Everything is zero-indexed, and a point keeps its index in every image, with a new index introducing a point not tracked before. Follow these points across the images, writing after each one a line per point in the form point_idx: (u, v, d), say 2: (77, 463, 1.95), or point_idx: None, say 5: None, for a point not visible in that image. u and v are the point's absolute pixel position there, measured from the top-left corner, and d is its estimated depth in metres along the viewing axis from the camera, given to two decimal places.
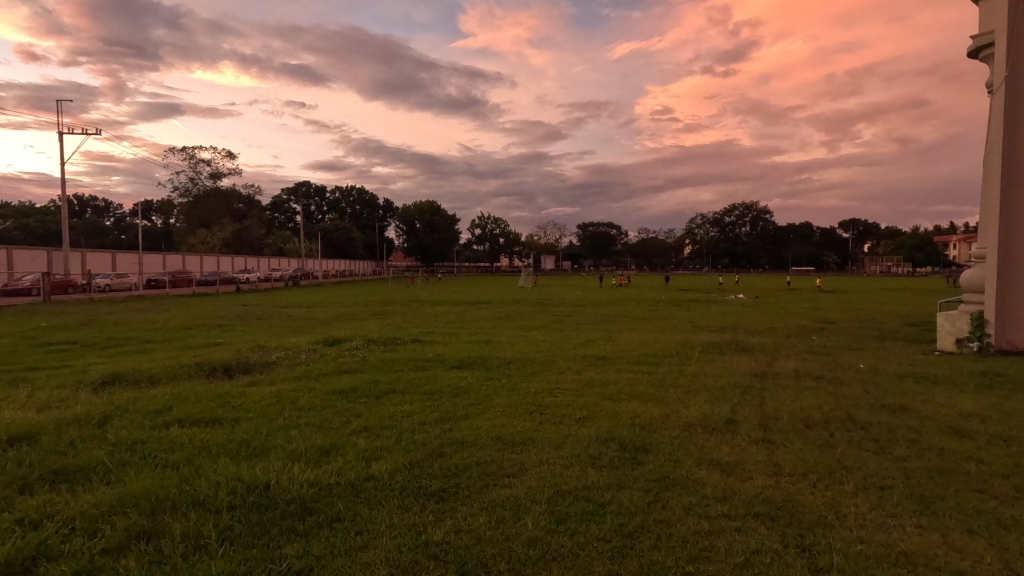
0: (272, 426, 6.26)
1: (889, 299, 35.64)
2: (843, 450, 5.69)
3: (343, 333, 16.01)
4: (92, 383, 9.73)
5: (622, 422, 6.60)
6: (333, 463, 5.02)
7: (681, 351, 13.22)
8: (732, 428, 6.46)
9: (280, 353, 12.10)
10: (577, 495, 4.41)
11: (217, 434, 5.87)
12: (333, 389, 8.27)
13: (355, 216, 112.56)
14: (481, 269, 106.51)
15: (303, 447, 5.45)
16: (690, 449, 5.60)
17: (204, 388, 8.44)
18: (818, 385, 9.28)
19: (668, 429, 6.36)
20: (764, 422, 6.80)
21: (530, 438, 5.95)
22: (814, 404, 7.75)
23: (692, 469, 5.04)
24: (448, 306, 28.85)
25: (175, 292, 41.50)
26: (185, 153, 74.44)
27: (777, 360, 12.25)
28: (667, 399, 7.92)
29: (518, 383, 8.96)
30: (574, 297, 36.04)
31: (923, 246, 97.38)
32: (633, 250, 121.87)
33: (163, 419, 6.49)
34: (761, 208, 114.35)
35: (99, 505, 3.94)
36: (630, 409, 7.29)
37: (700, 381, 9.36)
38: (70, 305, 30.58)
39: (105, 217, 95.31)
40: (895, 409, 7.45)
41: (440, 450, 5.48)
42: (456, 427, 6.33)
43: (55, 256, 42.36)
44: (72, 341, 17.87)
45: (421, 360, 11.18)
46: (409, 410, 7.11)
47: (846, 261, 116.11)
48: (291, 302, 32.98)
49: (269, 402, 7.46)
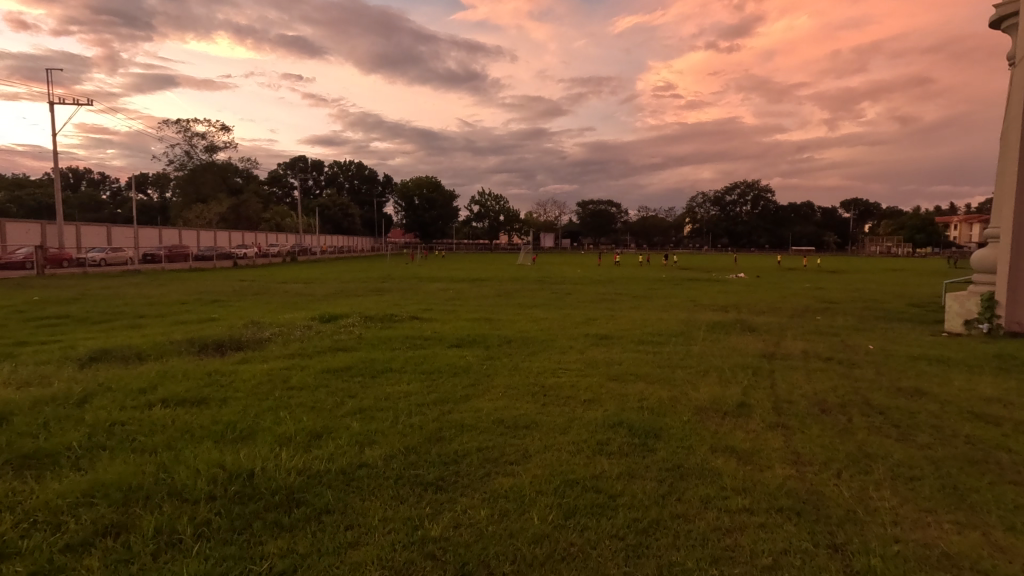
0: (262, 406, 5.94)
1: (891, 279, 35.20)
2: (862, 435, 5.40)
3: (340, 310, 15.67)
4: (80, 359, 9.41)
5: (629, 405, 6.28)
6: (324, 448, 4.69)
7: (686, 331, 12.86)
8: (744, 411, 6.15)
9: (275, 330, 11.79)
10: (586, 485, 4.11)
11: (201, 415, 5.55)
12: (327, 367, 7.96)
13: (353, 192, 111.25)
14: (480, 247, 105.75)
15: (293, 430, 5.12)
16: (703, 435, 5.30)
17: (193, 365, 8.14)
18: (829, 367, 8.96)
19: (678, 412, 6.04)
20: (778, 405, 6.48)
21: (534, 421, 5.65)
22: (827, 387, 7.45)
23: (705, 456, 4.74)
24: (446, 283, 28.38)
25: (171, 267, 40.93)
26: (179, 126, 72.93)
27: (784, 341, 11.95)
28: (675, 380, 7.60)
29: (520, 363, 8.62)
30: (574, 276, 35.44)
31: (925, 227, 96.68)
32: (633, 229, 120.85)
33: (147, 398, 6.16)
34: (762, 187, 113.00)
35: (64, 495, 3.61)
36: (637, 391, 6.98)
37: (708, 361, 9.07)
38: (65, 279, 30.07)
39: (101, 190, 94.48)
40: (912, 393, 7.15)
41: (438, 434, 5.17)
42: (455, 409, 6.02)
43: (48, 229, 41.64)
44: (64, 315, 17.53)
45: (418, 337, 10.84)
46: (405, 390, 6.78)
47: (847, 241, 115.48)
48: (288, 278, 32.49)
49: (259, 381, 7.13)
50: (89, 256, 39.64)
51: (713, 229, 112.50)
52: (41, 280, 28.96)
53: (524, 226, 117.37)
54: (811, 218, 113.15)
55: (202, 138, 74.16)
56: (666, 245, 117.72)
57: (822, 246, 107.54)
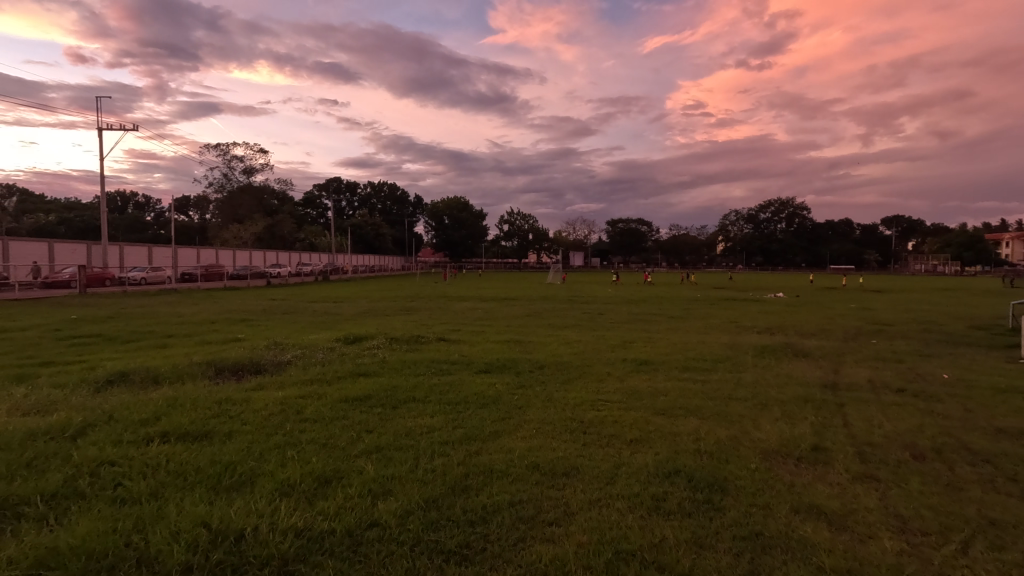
0: (269, 443, 5.31)
1: (941, 299, 33.15)
2: (976, 493, 4.46)
3: (365, 331, 15.22)
4: (97, 382, 9.05)
5: (683, 448, 5.43)
6: (330, 502, 4.00)
7: (733, 356, 11.86)
8: (822, 457, 5.25)
9: (297, 352, 11.30)
10: (646, 561, 3.33)
11: (201, 453, 4.96)
12: (346, 396, 7.32)
13: (384, 211, 112.59)
14: (508, 266, 105.54)
15: (298, 474, 4.47)
16: (779, 490, 4.44)
17: (205, 392, 7.61)
18: (905, 401, 7.90)
19: (742, 458, 5.18)
20: (860, 450, 5.54)
21: (575, 467, 4.89)
22: (911, 427, 6.46)
23: (786, 518, 3.91)
24: (474, 302, 27.85)
25: (206, 286, 41.54)
26: (219, 150, 74.94)
27: (843, 368, 10.86)
28: (732, 416, 6.69)
29: (555, 393, 7.84)
30: (605, 295, 34.46)
31: (973, 244, 92.18)
32: (663, 247, 118.77)
33: (146, 432, 5.61)
34: (798, 204, 110.00)
35: (15, 563, 3.01)
36: (689, 428, 6.12)
37: (764, 392, 8.12)
38: (104, 297, 30.69)
39: (145, 211, 97.98)
40: (1018, 436, 6.10)
41: (462, 483, 4.45)
42: (483, 450, 5.28)
43: (94, 249, 42.93)
44: (97, 334, 17.56)
45: (445, 361, 10.20)
46: (428, 425, 6.08)
47: (889, 260, 110.92)
48: (317, 296, 32.43)
49: (270, 412, 6.52)
50: (130, 275, 40.57)
51: (747, 247, 109.63)
52: (82, 299, 29.64)
53: (553, 245, 116.75)
54: (850, 235, 109.44)
55: (241, 161, 76.10)
56: (698, 264, 115.37)
57: (862, 263, 103.60)
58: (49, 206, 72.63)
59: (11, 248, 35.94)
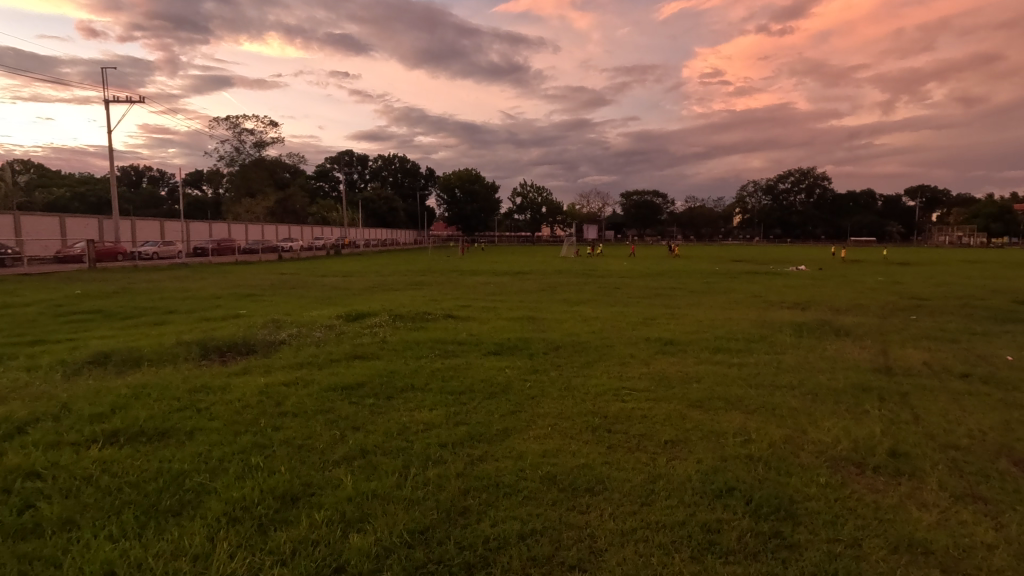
0: (233, 446, 4.43)
1: (974, 272, 31.45)
2: None
3: (368, 307, 14.30)
4: (74, 363, 8.30)
5: (731, 452, 4.49)
6: (289, 532, 3.12)
7: (768, 335, 10.78)
8: (904, 467, 4.27)
9: (294, 330, 10.47)
10: None
11: (149, 459, 4.12)
12: (336, 384, 6.42)
13: (395, 185, 111.09)
14: (521, 240, 104.14)
15: (255, 493, 3.57)
16: (865, 516, 3.48)
17: (180, 378, 6.79)
18: (980, 390, 6.79)
19: (805, 466, 4.25)
20: (948, 455, 4.55)
21: (601, 478, 3.97)
22: (998, 424, 5.42)
23: (886, 566, 2.97)
24: (487, 277, 26.73)
25: (218, 260, 41.11)
26: (229, 123, 73.49)
27: (891, 349, 9.78)
28: (782, 409, 5.71)
29: (573, 378, 6.92)
30: (621, 269, 33.04)
31: (1002, 215, 88.81)
32: (679, 220, 116.11)
33: (94, 429, 4.77)
34: (820, 174, 106.33)
35: None
36: (733, 426, 5.17)
37: (810, 378, 7.10)
38: (112, 272, 30.25)
39: (160, 186, 97.95)
40: None
41: (460, 504, 3.53)
42: (488, 456, 4.37)
43: (105, 223, 42.53)
44: (97, 310, 16.89)
45: (451, 341, 9.29)
46: (428, 422, 5.16)
47: (913, 231, 107.44)
48: (327, 271, 31.64)
49: (243, 403, 5.65)
50: (142, 249, 40.10)
51: (765, 219, 106.68)
52: (90, 274, 29.19)
53: (566, 218, 114.78)
54: (872, 206, 105.85)
55: (251, 134, 74.79)
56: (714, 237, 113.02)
57: (885, 236, 100.30)
58: (64, 181, 72.63)
59: (22, 222, 35.62)
